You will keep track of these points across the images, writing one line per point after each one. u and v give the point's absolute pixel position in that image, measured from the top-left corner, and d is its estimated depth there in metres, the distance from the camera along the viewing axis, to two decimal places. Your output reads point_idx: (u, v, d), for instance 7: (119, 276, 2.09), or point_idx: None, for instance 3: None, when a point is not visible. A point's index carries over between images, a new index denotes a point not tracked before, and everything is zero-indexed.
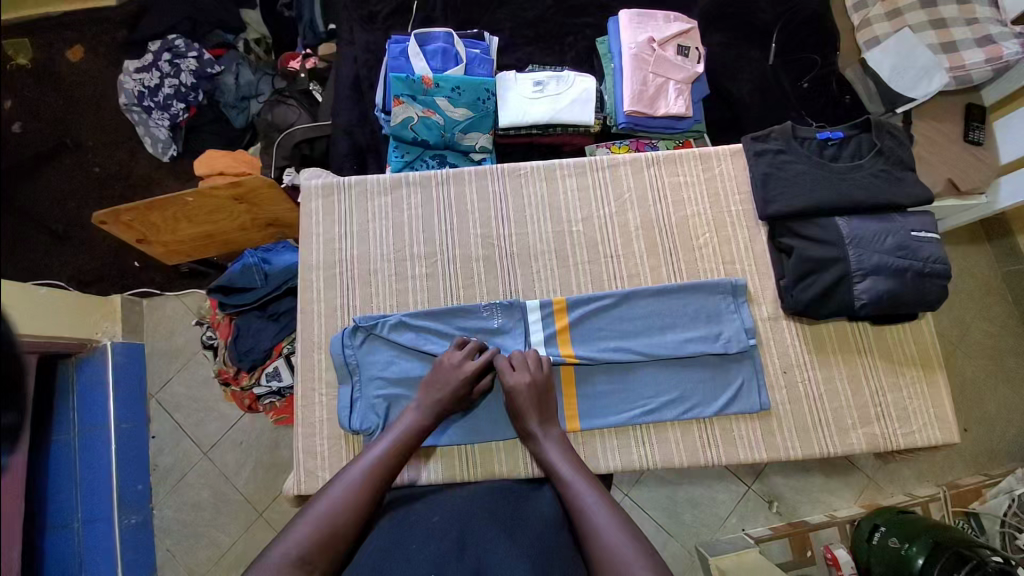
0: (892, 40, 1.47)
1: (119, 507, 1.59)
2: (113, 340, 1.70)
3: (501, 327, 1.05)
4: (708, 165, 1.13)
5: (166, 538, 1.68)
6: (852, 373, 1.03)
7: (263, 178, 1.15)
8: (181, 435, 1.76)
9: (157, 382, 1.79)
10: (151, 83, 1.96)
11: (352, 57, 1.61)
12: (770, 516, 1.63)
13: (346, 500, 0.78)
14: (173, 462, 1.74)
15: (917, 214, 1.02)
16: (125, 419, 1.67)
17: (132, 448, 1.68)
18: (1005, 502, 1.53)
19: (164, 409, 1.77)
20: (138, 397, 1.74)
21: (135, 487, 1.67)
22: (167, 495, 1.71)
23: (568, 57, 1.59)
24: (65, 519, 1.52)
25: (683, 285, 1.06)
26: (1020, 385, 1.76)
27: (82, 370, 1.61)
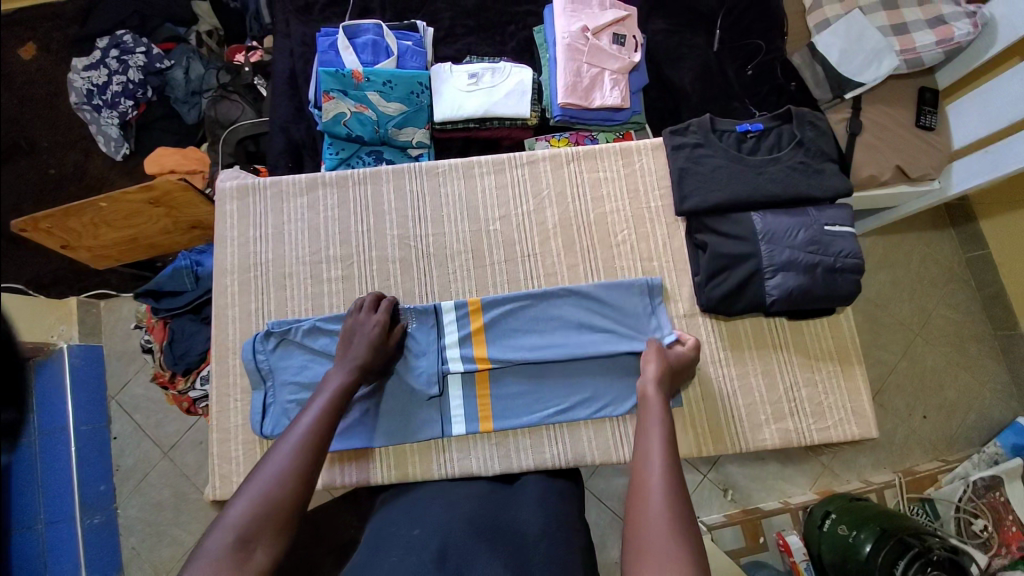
0: (841, 22, 1.42)
1: (82, 506, 1.59)
2: (70, 342, 1.69)
3: (415, 331, 1.04)
4: (628, 160, 1.11)
5: (130, 536, 1.68)
6: (767, 368, 1.02)
7: (176, 180, 1.12)
8: (142, 435, 1.75)
9: (116, 384, 1.79)
10: (99, 81, 1.91)
11: (288, 50, 1.57)
12: (725, 504, 1.63)
13: (291, 470, 0.73)
14: (135, 462, 1.73)
15: (833, 207, 1.00)
16: (83, 420, 1.67)
17: (93, 450, 1.68)
18: (960, 488, 1.51)
19: (124, 409, 1.77)
20: (97, 398, 1.73)
21: (97, 487, 1.66)
22: (130, 494, 1.71)
23: (509, 47, 1.55)
24: (28, 520, 1.50)
25: (599, 285, 1.04)
26: (980, 371, 1.75)
27: (40, 375, 1.61)
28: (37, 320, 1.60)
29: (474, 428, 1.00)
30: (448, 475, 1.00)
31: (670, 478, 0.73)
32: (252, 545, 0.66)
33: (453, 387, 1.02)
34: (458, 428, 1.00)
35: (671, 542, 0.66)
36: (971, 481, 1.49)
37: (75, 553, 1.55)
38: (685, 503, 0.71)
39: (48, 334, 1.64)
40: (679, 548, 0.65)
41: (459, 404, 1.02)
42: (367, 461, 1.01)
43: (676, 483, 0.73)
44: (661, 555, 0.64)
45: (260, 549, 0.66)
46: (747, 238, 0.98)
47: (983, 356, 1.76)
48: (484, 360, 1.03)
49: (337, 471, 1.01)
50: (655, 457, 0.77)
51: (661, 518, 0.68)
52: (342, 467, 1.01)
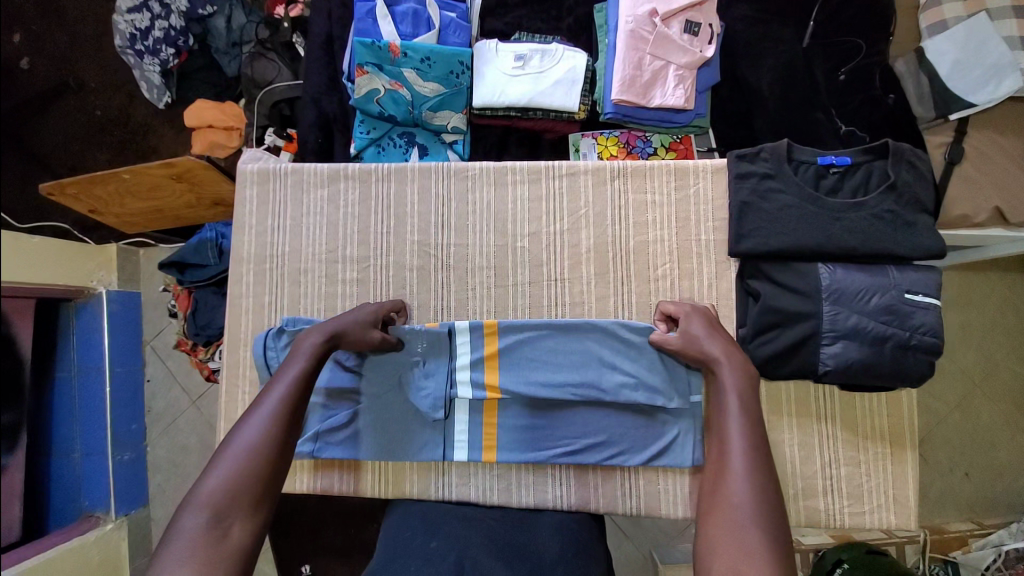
0: (961, 27, 1.18)
1: (114, 444, 1.59)
2: (110, 288, 1.64)
3: (425, 353, 0.97)
4: (682, 183, 0.97)
5: (156, 475, 1.68)
6: (805, 439, 0.92)
7: (197, 159, 1.09)
8: (174, 381, 1.73)
9: (151, 330, 1.74)
10: (142, 25, 1.71)
11: (326, 10, 1.45)
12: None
13: (260, 448, 0.71)
14: (166, 407, 1.72)
15: (920, 271, 0.85)
16: (119, 363, 1.63)
17: (127, 393, 1.65)
18: (991, 556, 1.36)
19: (158, 356, 1.73)
20: (132, 345, 1.69)
21: (130, 426, 1.66)
22: (162, 435, 1.71)
23: (565, 24, 1.38)
24: (66, 447, 1.55)
25: (623, 325, 0.94)
26: None
27: (80, 316, 1.59)
28: (70, 268, 1.52)
29: (477, 456, 0.96)
30: (445, 497, 0.98)
31: (752, 457, 0.68)
32: (227, 522, 0.65)
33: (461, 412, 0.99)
34: (460, 454, 0.96)
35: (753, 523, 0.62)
36: (1005, 550, 1.35)
37: (105, 483, 1.56)
38: (771, 483, 0.66)
39: (87, 279, 1.58)
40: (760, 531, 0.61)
41: (463, 430, 0.97)
42: (366, 474, 1.00)
43: (759, 463, 0.68)
44: (741, 535, 0.61)
45: (236, 526, 0.65)
46: (809, 294, 0.86)
47: None
48: (494, 389, 0.96)
49: (336, 478, 1.00)
50: (733, 434, 0.71)
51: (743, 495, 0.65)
52: (340, 475, 1.00)
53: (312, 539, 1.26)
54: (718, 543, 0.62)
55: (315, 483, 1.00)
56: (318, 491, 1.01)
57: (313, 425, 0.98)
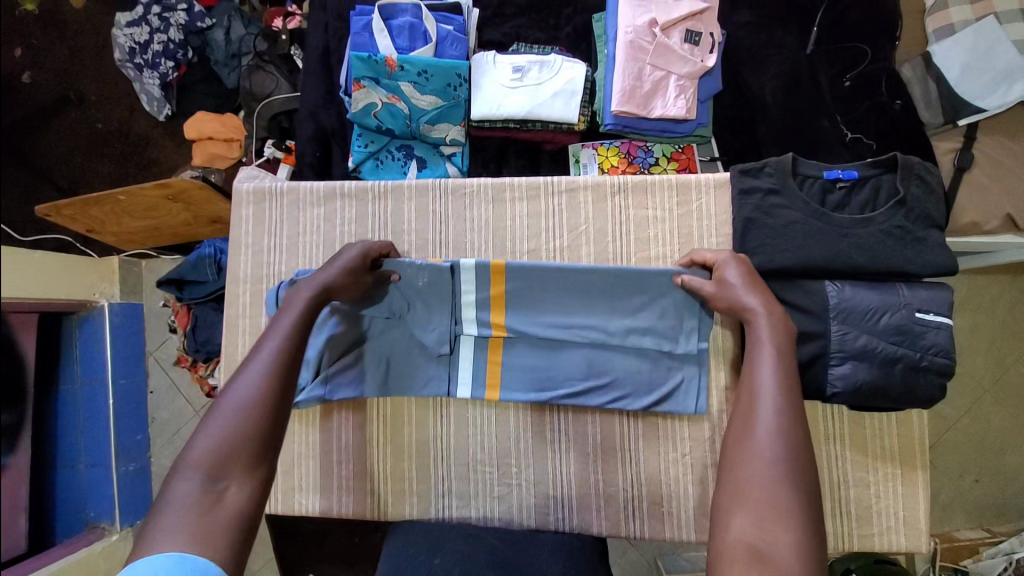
0: (969, 31, 1.15)
1: (118, 453, 1.57)
2: (112, 300, 1.63)
3: (426, 291, 0.94)
4: (685, 198, 0.95)
5: (161, 485, 1.68)
6: (814, 460, 0.90)
7: (190, 180, 1.07)
8: (177, 393, 1.72)
9: (155, 340, 1.73)
10: (141, 39, 1.74)
11: (323, 23, 1.44)
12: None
13: (259, 404, 0.65)
14: (170, 417, 1.71)
15: (931, 288, 0.83)
16: (122, 375, 1.61)
17: (132, 405, 1.63)
18: (1001, 564, 1.32)
19: (161, 366, 1.72)
20: (136, 354, 1.68)
21: (135, 436, 1.64)
22: (165, 446, 1.70)
23: (563, 34, 1.36)
24: (71, 457, 1.54)
25: (632, 269, 0.91)
26: None
27: (83, 329, 1.57)
28: (70, 280, 1.51)
29: (479, 393, 0.95)
30: (443, 519, 0.97)
31: (784, 412, 0.63)
32: (223, 481, 0.59)
33: (458, 432, 0.97)
34: (463, 392, 0.96)
35: (780, 479, 0.59)
36: (1015, 558, 1.30)
37: (110, 494, 1.55)
38: (800, 440, 0.61)
39: (90, 292, 1.57)
40: (789, 490, 0.57)
41: (467, 369, 0.96)
42: (366, 496, 0.98)
43: (790, 418, 0.63)
44: (768, 492, 0.58)
45: (233, 486, 0.59)
46: (817, 314, 0.83)
47: None
48: (500, 327, 0.95)
49: (336, 500, 0.99)
50: (764, 389, 0.66)
51: (771, 453, 0.60)
52: (337, 499, 0.99)
53: (317, 546, 1.30)
54: (742, 503, 0.58)
55: (315, 506, 0.99)
56: (318, 513, 0.99)
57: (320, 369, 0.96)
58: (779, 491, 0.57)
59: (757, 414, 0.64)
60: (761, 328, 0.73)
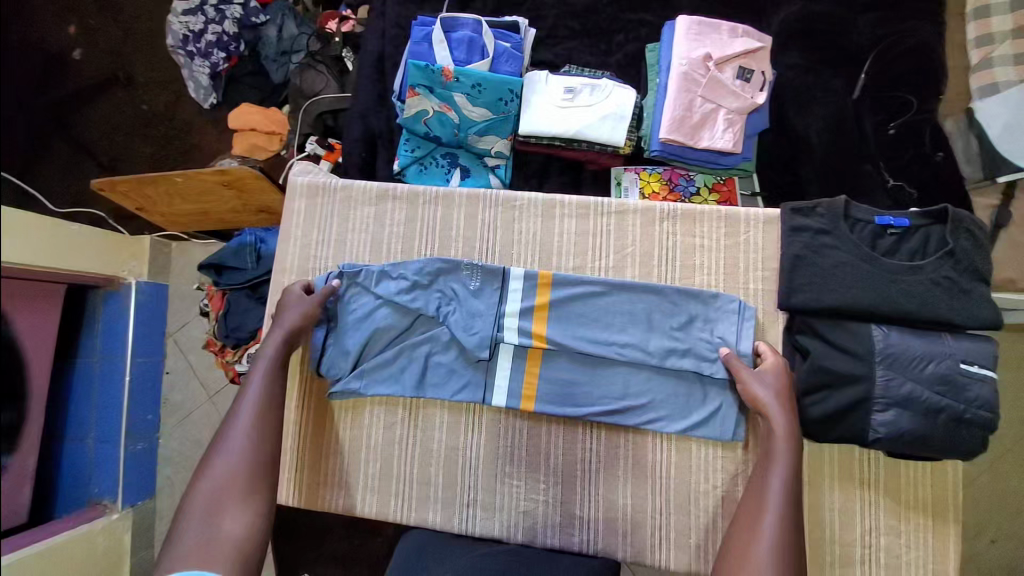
0: (1016, 91, 1.17)
1: (128, 434, 1.55)
2: (140, 278, 1.63)
3: (478, 290, 0.98)
4: (733, 230, 0.96)
5: (167, 468, 1.66)
6: (845, 504, 0.89)
7: (251, 169, 1.12)
8: (192, 375, 1.73)
9: (176, 322, 1.74)
10: (196, 28, 1.77)
11: (380, 30, 1.48)
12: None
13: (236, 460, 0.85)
14: (184, 398, 1.71)
15: (977, 340, 0.83)
16: (140, 353, 1.62)
17: (147, 382, 1.64)
18: None
19: (179, 348, 1.73)
20: (155, 334, 1.69)
21: (145, 416, 1.64)
22: (175, 428, 1.70)
23: (614, 59, 1.40)
24: (80, 433, 1.47)
25: (677, 290, 0.95)
26: None
27: (108, 305, 1.54)
28: (100, 254, 1.49)
29: (514, 404, 0.96)
30: (467, 531, 0.96)
31: (782, 530, 0.76)
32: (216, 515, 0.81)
33: (488, 443, 0.97)
34: (499, 400, 0.96)
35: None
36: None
37: (115, 473, 1.52)
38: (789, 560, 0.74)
39: (119, 269, 1.56)
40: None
41: (504, 377, 0.97)
42: (391, 495, 0.98)
43: (785, 540, 0.75)
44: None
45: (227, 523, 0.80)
46: (861, 357, 0.83)
47: None
48: (541, 339, 0.96)
49: (360, 497, 0.99)
50: (770, 511, 0.78)
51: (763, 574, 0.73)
52: (359, 496, 0.99)
53: (316, 545, 1.28)
54: None
55: (338, 501, 0.99)
56: (341, 509, 1.00)
57: (360, 361, 0.99)
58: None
59: (757, 531, 0.77)
60: (780, 446, 0.82)
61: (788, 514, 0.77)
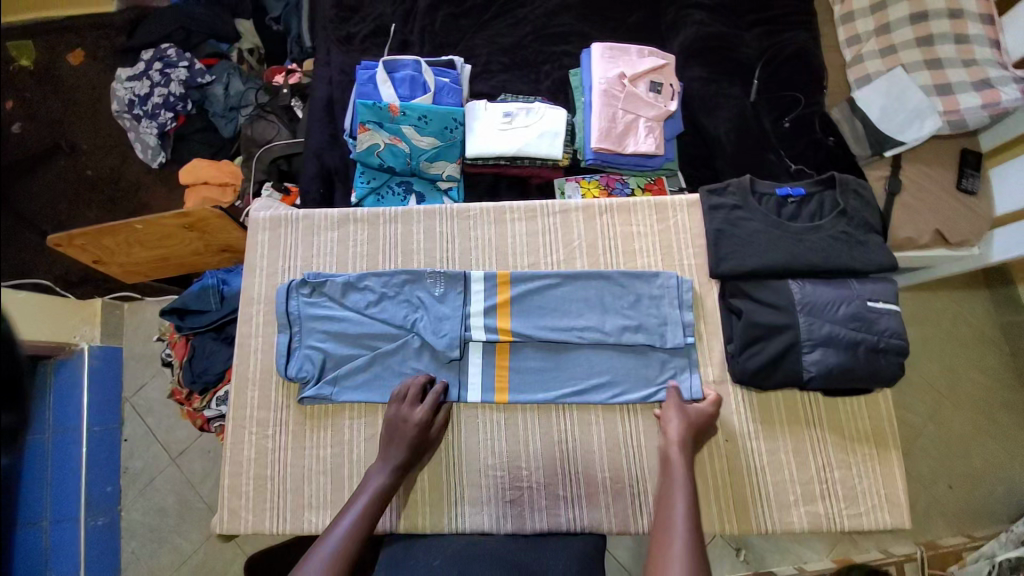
0: (883, 80, 1.40)
1: (87, 507, 1.45)
2: (92, 343, 1.56)
3: (443, 295, 1.05)
4: (662, 216, 1.09)
5: (131, 541, 1.53)
6: (798, 445, 0.99)
7: (211, 209, 1.20)
8: (151, 440, 1.60)
9: (132, 385, 1.64)
10: (142, 92, 1.80)
11: (327, 77, 1.59)
12: (736, 564, 1.49)
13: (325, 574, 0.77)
14: (142, 467, 1.58)
15: (876, 282, 0.97)
16: (97, 422, 1.52)
17: (104, 452, 1.54)
18: (986, 568, 1.36)
19: (138, 414, 1.62)
20: (112, 402, 1.59)
21: (104, 488, 1.52)
22: (136, 498, 1.57)
23: (544, 86, 1.56)
24: (33, 516, 1.39)
25: (623, 274, 1.05)
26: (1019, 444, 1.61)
27: (58, 375, 1.49)
28: (49, 319, 1.44)
29: (489, 397, 1.02)
30: (459, 529, 0.98)
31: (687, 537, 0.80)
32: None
33: (471, 441, 1.01)
34: (474, 395, 1.02)
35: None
36: (996, 561, 1.34)
37: (75, 554, 1.41)
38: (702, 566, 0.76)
39: (69, 334, 1.50)
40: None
41: (477, 372, 1.03)
42: None
43: (693, 549, 0.78)
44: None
45: None
46: (784, 308, 0.95)
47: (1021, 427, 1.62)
48: (506, 333, 1.03)
49: None
50: (676, 522, 0.83)
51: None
52: (397, 515, 0.99)
53: None
54: None
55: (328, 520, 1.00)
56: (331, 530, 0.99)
57: (332, 371, 1.04)
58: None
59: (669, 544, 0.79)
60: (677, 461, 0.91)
61: (693, 525, 0.82)
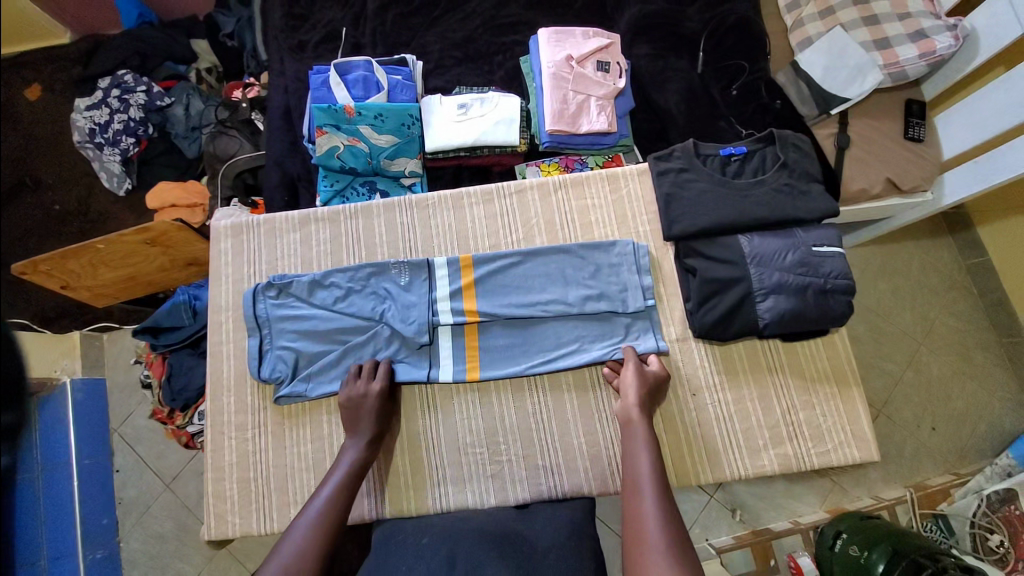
0: (823, 40, 1.44)
1: (84, 542, 1.44)
2: (75, 376, 1.55)
3: (408, 284, 1.07)
4: (615, 186, 1.12)
5: (132, 571, 1.52)
6: (763, 391, 1.02)
7: (171, 222, 1.25)
8: (144, 468, 1.60)
9: (120, 415, 1.63)
10: (102, 119, 1.79)
11: (282, 86, 1.60)
12: (733, 524, 1.51)
13: (310, 544, 0.79)
14: (137, 495, 1.57)
15: (821, 228, 1.01)
16: (86, 455, 1.51)
17: (96, 484, 1.52)
18: (974, 503, 1.40)
19: (127, 443, 1.61)
20: (100, 433, 1.58)
21: (99, 520, 1.50)
22: (134, 527, 1.56)
23: (497, 76, 1.58)
24: (30, 556, 1.32)
25: (581, 246, 1.08)
26: (994, 381, 1.66)
27: (44, 410, 1.43)
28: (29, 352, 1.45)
29: (462, 378, 1.04)
30: (443, 508, 1.00)
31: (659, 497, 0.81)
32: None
33: (446, 421, 1.03)
34: (447, 377, 1.04)
35: (662, 547, 0.75)
36: (984, 494, 1.37)
37: None
38: (674, 515, 0.79)
39: (50, 370, 1.50)
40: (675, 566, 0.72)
41: (448, 355, 1.05)
42: (365, 493, 1.01)
43: (664, 500, 0.81)
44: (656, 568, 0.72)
45: None
46: (736, 261, 0.99)
47: (994, 365, 1.67)
48: (473, 314, 1.06)
49: None
50: (644, 483, 0.84)
51: (657, 537, 0.76)
52: (379, 501, 1.00)
53: None
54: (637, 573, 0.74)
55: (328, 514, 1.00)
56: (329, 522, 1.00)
57: (306, 368, 1.05)
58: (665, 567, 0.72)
59: (642, 500, 0.82)
60: (637, 425, 0.92)
61: (660, 477, 0.85)
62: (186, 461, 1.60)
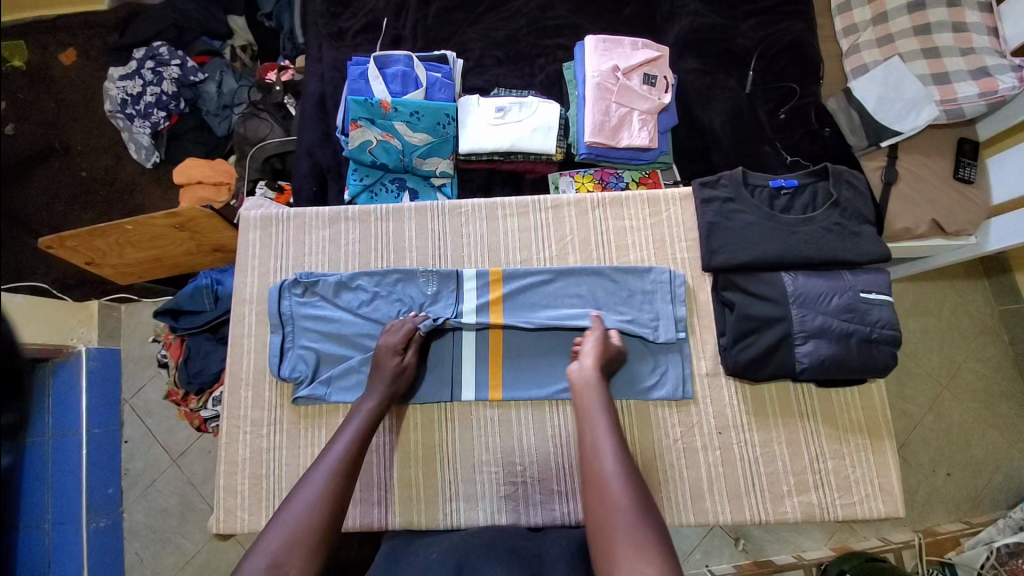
0: (879, 69, 1.38)
1: (89, 509, 1.45)
2: (89, 344, 1.55)
3: (436, 294, 1.06)
4: (656, 209, 1.09)
5: (134, 543, 1.53)
6: (791, 436, 0.99)
7: (204, 209, 1.25)
8: (152, 441, 1.60)
9: (132, 387, 1.63)
10: (134, 91, 1.78)
11: (319, 74, 1.57)
12: (735, 554, 1.48)
13: (324, 494, 0.76)
14: (143, 468, 1.58)
15: (869, 273, 0.97)
16: (97, 424, 1.52)
17: (104, 454, 1.52)
18: (983, 554, 1.35)
19: (138, 415, 1.61)
20: (110, 402, 1.58)
21: (104, 490, 1.51)
22: (138, 499, 1.56)
23: (537, 80, 1.54)
24: (34, 519, 1.36)
25: (614, 269, 1.05)
26: (1017, 433, 1.60)
27: (57, 377, 1.47)
28: (48, 324, 1.43)
29: (483, 395, 1.02)
30: (454, 525, 0.99)
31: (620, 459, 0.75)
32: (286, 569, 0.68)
33: (464, 437, 1.01)
34: (467, 393, 1.02)
35: (632, 523, 0.69)
36: (994, 546, 1.34)
37: (79, 557, 1.41)
38: (635, 472, 0.75)
39: (67, 337, 1.49)
40: (643, 523, 0.69)
41: (470, 370, 1.03)
42: (376, 502, 0.99)
43: (625, 458, 0.76)
44: (626, 531, 0.68)
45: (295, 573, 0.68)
46: (777, 300, 0.95)
47: (1020, 417, 1.61)
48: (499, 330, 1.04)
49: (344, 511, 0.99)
50: (603, 441, 0.78)
51: (623, 499, 0.71)
52: (386, 511, 0.99)
53: None
54: (609, 538, 0.68)
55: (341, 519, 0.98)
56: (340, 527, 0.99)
57: (326, 371, 1.04)
58: (631, 523, 0.68)
59: (602, 460, 0.75)
60: (590, 383, 0.87)
61: (620, 445, 0.78)
62: (194, 440, 1.59)
